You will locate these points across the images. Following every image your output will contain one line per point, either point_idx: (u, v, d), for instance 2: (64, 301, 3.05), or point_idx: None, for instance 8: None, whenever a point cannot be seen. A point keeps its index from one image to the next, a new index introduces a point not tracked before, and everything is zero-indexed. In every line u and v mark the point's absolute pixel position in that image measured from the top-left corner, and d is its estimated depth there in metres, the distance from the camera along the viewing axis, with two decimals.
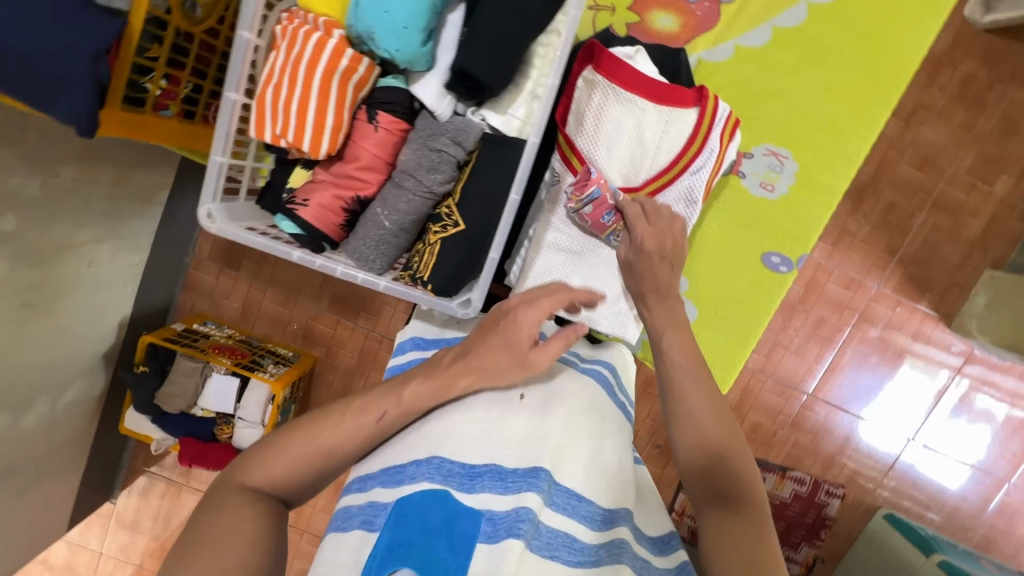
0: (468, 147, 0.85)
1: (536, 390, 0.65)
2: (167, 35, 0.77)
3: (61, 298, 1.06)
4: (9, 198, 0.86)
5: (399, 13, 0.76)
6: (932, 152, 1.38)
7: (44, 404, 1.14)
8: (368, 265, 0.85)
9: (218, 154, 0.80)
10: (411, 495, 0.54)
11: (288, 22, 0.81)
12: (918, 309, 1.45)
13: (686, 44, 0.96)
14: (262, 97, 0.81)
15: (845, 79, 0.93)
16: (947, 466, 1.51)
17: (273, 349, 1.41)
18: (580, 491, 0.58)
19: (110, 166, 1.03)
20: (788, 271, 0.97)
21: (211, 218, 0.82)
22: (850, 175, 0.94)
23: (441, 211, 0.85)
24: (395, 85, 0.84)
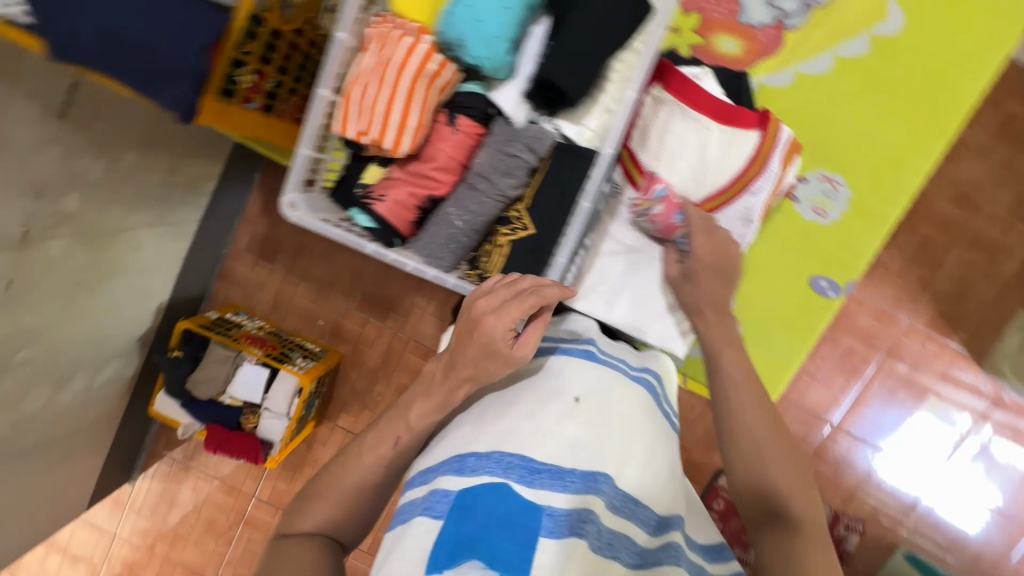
0: (541, 154, 0.85)
1: (592, 398, 0.65)
2: (262, 32, 0.79)
3: (109, 278, 1.09)
4: (75, 179, 0.89)
5: (490, 24, 0.82)
6: (970, 189, 1.38)
7: (82, 381, 1.16)
8: (437, 262, 0.86)
9: (304, 146, 0.83)
10: (473, 488, 0.56)
11: (381, 26, 0.84)
12: (949, 346, 1.43)
13: (748, 68, 0.98)
14: (347, 95, 0.83)
15: (903, 111, 0.93)
16: (971, 509, 1.48)
17: (301, 343, 1.43)
18: (636, 496, 0.61)
19: (168, 154, 1.07)
20: (834, 296, 0.96)
21: (293, 206, 0.84)
22: (903, 205, 0.94)
23: (511, 215, 0.86)
24: (475, 91, 0.88)
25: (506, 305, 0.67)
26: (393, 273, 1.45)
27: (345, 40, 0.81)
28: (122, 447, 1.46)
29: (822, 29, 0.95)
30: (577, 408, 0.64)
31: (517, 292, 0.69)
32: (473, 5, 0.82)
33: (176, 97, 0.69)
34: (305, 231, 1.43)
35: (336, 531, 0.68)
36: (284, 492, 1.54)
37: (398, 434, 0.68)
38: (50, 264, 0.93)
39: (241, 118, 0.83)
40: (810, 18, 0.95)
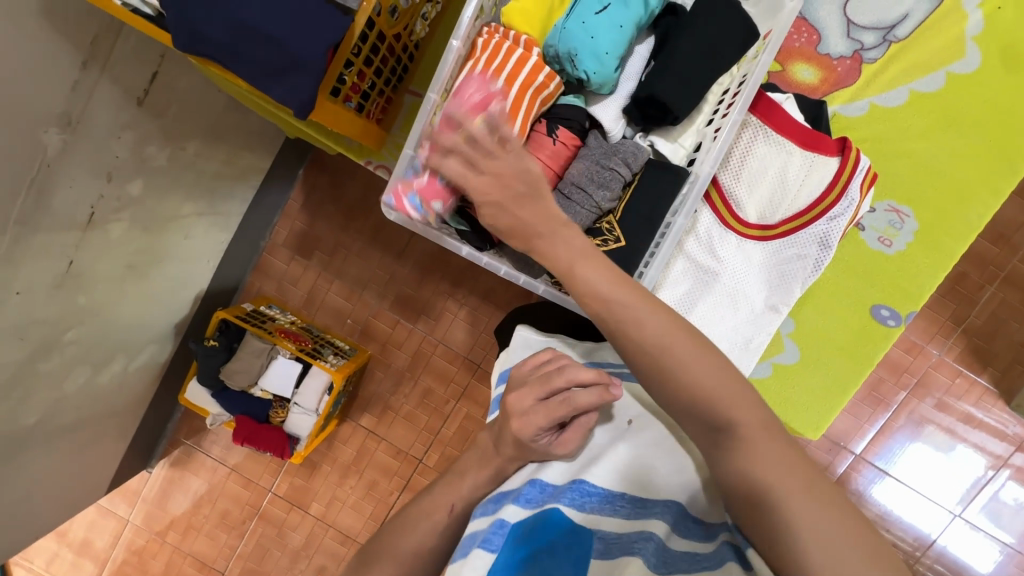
0: (635, 168, 0.84)
1: (643, 421, 0.70)
2: (372, 35, 0.79)
3: (158, 263, 1.10)
4: (141, 165, 0.91)
5: (603, 40, 0.80)
6: (1008, 228, 1.38)
7: (120, 364, 1.17)
8: (527, 269, 0.85)
9: (410, 147, 0.81)
10: (532, 517, 0.63)
11: (489, 35, 0.83)
12: (978, 382, 1.43)
13: (824, 97, 0.96)
14: (454, 101, 0.82)
15: (975, 148, 0.92)
16: (987, 547, 1.48)
17: (331, 340, 1.44)
18: (692, 514, 0.65)
19: (226, 146, 1.09)
20: (895, 326, 0.93)
21: (394, 206, 0.83)
22: (970, 239, 0.92)
23: (602, 226, 0.84)
24: (575, 104, 0.86)
25: (535, 410, 0.68)
26: (428, 276, 1.45)
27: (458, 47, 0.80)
28: (145, 433, 1.45)
29: (899, 61, 0.95)
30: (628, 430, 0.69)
31: (550, 391, 0.69)
32: (587, 21, 0.80)
33: (290, 91, 0.71)
34: (344, 229, 1.44)
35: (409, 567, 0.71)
36: (301, 489, 1.53)
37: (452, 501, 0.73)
38: (108, 246, 0.95)
39: (342, 117, 0.81)
40: (888, 52, 0.95)
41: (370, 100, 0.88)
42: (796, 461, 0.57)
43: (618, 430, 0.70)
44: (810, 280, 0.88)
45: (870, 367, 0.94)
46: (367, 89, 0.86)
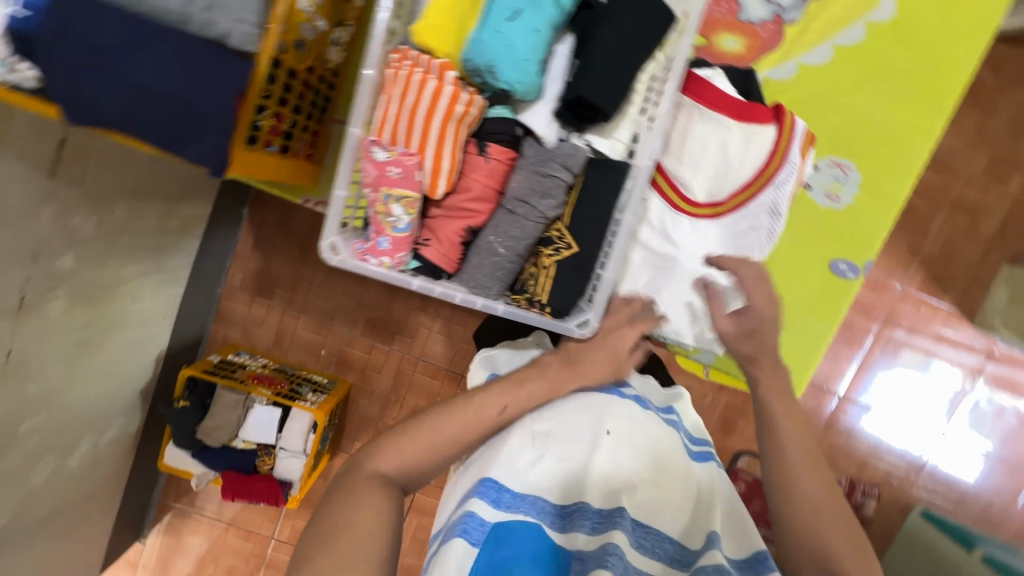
0: (576, 171, 0.81)
1: (622, 432, 0.65)
2: (280, 74, 0.75)
3: (109, 334, 1.05)
4: (69, 238, 0.86)
5: (520, 46, 0.76)
6: (947, 155, 1.42)
7: (89, 443, 1.11)
8: (484, 291, 0.81)
9: (342, 188, 0.76)
10: (507, 528, 0.56)
11: (399, 66, 0.77)
12: (942, 307, 1.48)
13: (753, 63, 0.96)
14: (378, 133, 0.79)
15: (903, 96, 0.95)
16: (970, 459, 1.56)
17: (308, 376, 1.39)
18: (672, 535, 0.60)
19: (159, 200, 1.04)
20: (855, 278, 0.95)
21: (335, 250, 0.78)
22: (909, 181, 0.94)
23: (552, 235, 0.81)
24: (503, 115, 0.81)
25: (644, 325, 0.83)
26: (395, 295, 1.42)
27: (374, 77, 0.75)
28: (131, 506, 1.40)
29: (819, 20, 0.95)
30: (609, 448, 0.63)
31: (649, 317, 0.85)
32: (500, 29, 0.76)
33: (205, 149, 0.67)
34: (301, 263, 1.40)
35: (397, 474, 0.64)
36: None
37: (505, 404, 0.69)
38: (48, 329, 0.89)
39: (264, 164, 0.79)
40: (807, 11, 0.95)
41: (292, 137, 0.85)
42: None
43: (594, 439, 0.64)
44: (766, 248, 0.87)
45: (836, 321, 0.95)
46: (287, 127, 0.82)
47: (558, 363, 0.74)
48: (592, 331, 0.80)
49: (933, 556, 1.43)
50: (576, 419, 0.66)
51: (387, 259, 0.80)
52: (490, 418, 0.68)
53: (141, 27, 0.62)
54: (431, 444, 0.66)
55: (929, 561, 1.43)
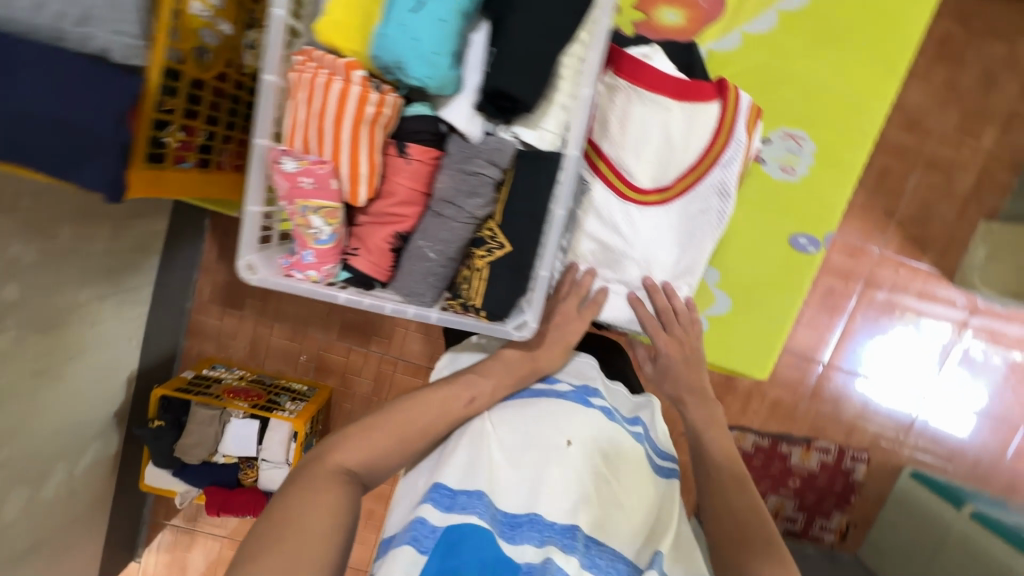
0: (504, 165, 0.69)
1: (587, 441, 0.62)
2: (181, 85, 0.72)
3: (70, 361, 1.02)
4: (9, 268, 0.83)
5: (427, 39, 0.64)
6: (918, 114, 1.39)
7: (62, 471, 1.10)
8: (418, 299, 0.72)
9: (252, 203, 0.70)
10: (456, 534, 0.54)
11: (303, 68, 0.68)
12: (921, 267, 1.47)
13: (695, 36, 0.88)
14: (291, 142, 0.69)
15: (857, 57, 0.86)
16: (960, 416, 1.57)
17: (287, 385, 1.37)
18: (623, 553, 0.58)
19: (108, 220, 1.01)
20: (816, 252, 0.90)
21: (253, 269, 0.71)
22: (868, 147, 0.88)
23: (483, 234, 0.71)
24: (423, 113, 0.71)
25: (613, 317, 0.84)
26: None
27: (275, 82, 0.68)
28: (119, 529, 1.38)
29: None
30: (571, 457, 0.60)
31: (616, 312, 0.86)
32: (405, 22, 0.64)
33: (95, 175, 0.62)
34: None
35: (361, 467, 0.62)
36: None
37: (473, 395, 0.69)
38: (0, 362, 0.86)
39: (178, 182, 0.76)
40: None
41: (212, 150, 0.84)
42: None
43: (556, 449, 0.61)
44: (718, 232, 0.84)
45: (801, 297, 0.92)
46: (203, 142, 0.81)
47: (519, 355, 0.74)
48: (532, 333, 0.72)
49: (924, 516, 1.48)
50: (545, 424, 0.64)
51: (314, 272, 0.73)
52: (459, 407, 0.68)
53: (14, 48, 0.57)
54: (401, 435, 0.65)
55: (919, 522, 1.49)
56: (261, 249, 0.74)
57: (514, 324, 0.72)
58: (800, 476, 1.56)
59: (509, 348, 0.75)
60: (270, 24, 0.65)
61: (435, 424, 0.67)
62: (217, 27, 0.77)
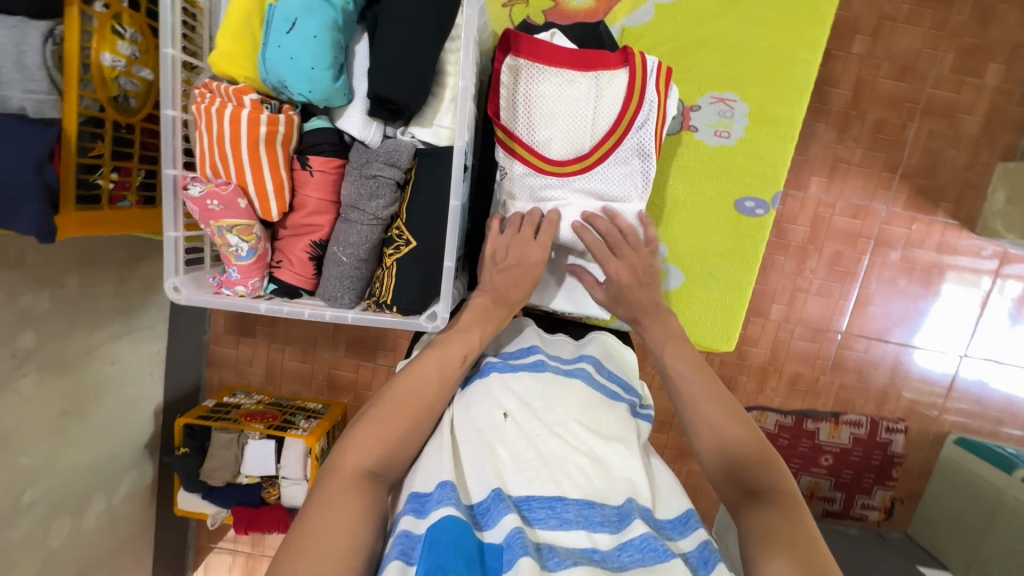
0: (404, 165, 0.78)
1: (521, 411, 0.63)
2: (106, 130, 0.79)
3: (94, 399, 1.11)
4: (24, 317, 0.91)
5: (302, 56, 0.71)
6: (909, 59, 1.31)
7: (101, 501, 1.19)
8: (337, 302, 0.81)
9: (171, 230, 0.79)
10: (436, 531, 0.50)
11: (202, 99, 0.75)
12: (936, 220, 1.38)
13: (605, 17, 0.90)
14: (200, 170, 0.78)
15: (776, 11, 0.87)
16: (1010, 374, 1.46)
17: (302, 405, 1.42)
18: (589, 498, 0.57)
19: (111, 266, 1.10)
20: (765, 213, 0.92)
21: (179, 289, 0.80)
22: (805, 100, 0.89)
23: (392, 234, 0.80)
24: (320, 126, 0.79)
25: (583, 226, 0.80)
26: None
27: (177, 115, 0.77)
28: (167, 556, 1.47)
29: None
30: (509, 430, 0.61)
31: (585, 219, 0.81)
32: (281, 43, 0.72)
33: (25, 221, 0.69)
34: None
35: (380, 466, 0.58)
36: None
37: (466, 353, 0.68)
38: (27, 405, 0.95)
39: (117, 219, 0.83)
40: None
41: (154, 187, 0.92)
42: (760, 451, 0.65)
43: (493, 427, 0.61)
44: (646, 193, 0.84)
45: (756, 263, 0.95)
46: (140, 180, 0.88)
47: (488, 300, 0.74)
48: (443, 323, 0.79)
49: (976, 486, 1.38)
50: (478, 403, 0.64)
51: (241, 287, 0.82)
52: (455, 369, 0.66)
53: None
54: (412, 418, 0.61)
55: (971, 493, 1.39)
56: (189, 272, 0.83)
57: (425, 315, 0.79)
58: (831, 453, 1.47)
59: (478, 297, 0.75)
60: (162, 63, 0.75)
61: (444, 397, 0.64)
62: (136, 74, 0.82)
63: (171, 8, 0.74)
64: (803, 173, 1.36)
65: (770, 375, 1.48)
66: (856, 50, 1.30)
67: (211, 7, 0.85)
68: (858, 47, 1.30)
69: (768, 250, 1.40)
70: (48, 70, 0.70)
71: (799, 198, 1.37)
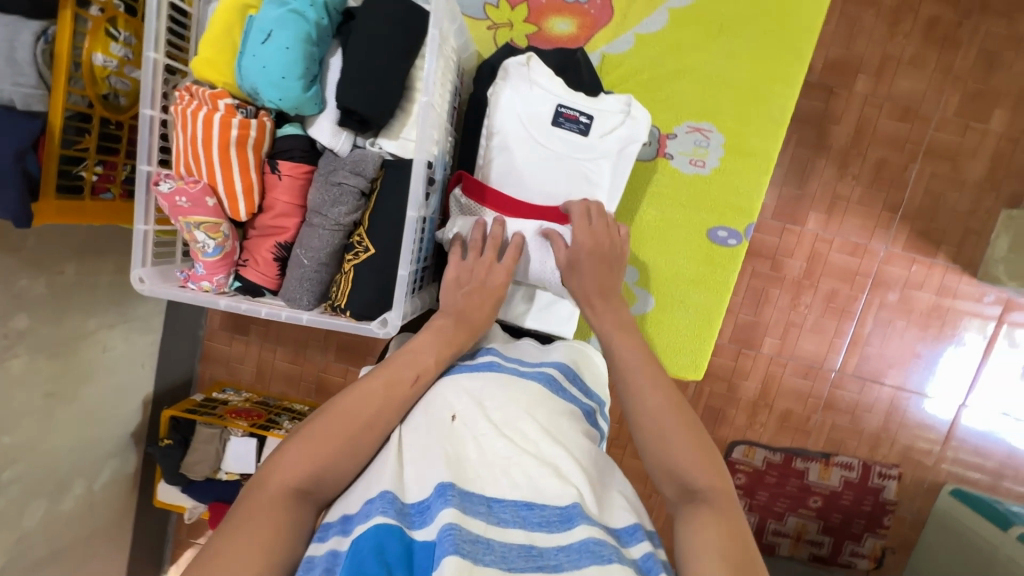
0: (370, 175, 0.81)
1: (469, 413, 0.61)
2: (93, 125, 0.83)
3: (83, 384, 1.14)
4: (18, 300, 0.96)
5: (274, 66, 0.76)
6: (912, 101, 1.31)
7: (81, 486, 1.21)
8: (296, 303, 0.83)
9: (141, 222, 0.82)
10: (361, 539, 0.47)
11: (182, 102, 0.78)
12: (937, 263, 1.36)
13: (586, 43, 0.93)
14: (175, 168, 0.81)
15: (753, 45, 0.90)
16: (1013, 427, 1.42)
17: (289, 406, 1.43)
18: (528, 497, 0.54)
19: (110, 255, 1.15)
20: (738, 244, 0.93)
21: (144, 280, 0.83)
22: (780, 135, 0.91)
23: (353, 240, 0.82)
24: (293, 132, 0.83)
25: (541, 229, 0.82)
26: None
27: (154, 115, 0.81)
28: (145, 549, 1.47)
29: None
30: (455, 429, 0.59)
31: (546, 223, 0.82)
32: (256, 53, 0.77)
33: (4, 204, 0.72)
34: None
35: (309, 483, 0.55)
36: None
37: (417, 373, 0.64)
38: (15, 384, 0.99)
39: (99, 209, 0.86)
40: None
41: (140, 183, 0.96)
42: (707, 460, 0.60)
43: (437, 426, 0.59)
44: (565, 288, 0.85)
45: (729, 292, 0.95)
46: (126, 175, 0.93)
47: (449, 322, 0.71)
48: (394, 329, 0.78)
49: (971, 542, 1.31)
50: (427, 403, 0.63)
51: (207, 283, 0.85)
52: (404, 389, 0.63)
53: None
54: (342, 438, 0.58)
55: (964, 549, 1.32)
56: (157, 264, 0.86)
57: (376, 322, 0.79)
58: (820, 495, 1.43)
59: (440, 319, 0.72)
60: (145, 65, 0.79)
61: (392, 411, 0.61)
62: (128, 75, 0.87)
63: (157, 15, 0.78)
64: (801, 208, 1.36)
65: (760, 407, 1.45)
66: (858, 88, 1.30)
67: (200, 14, 0.89)
68: (860, 86, 1.31)
69: (762, 282, 1.39)
70: (37, 66, 0.75)
71: (796, 233, 1.36)
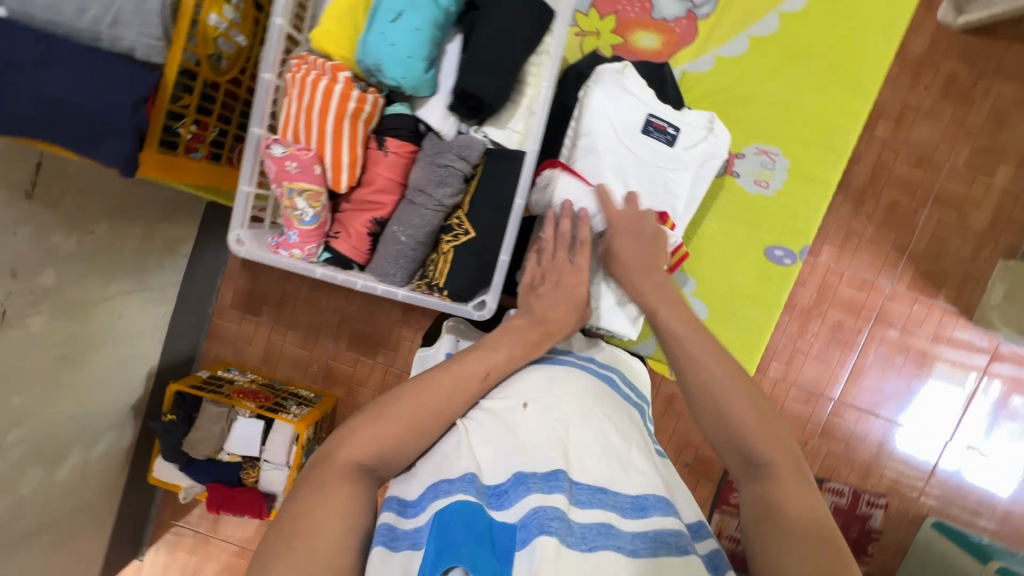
0: (473, 161, 0.86)
1: (541, 400, 0.63)
2: (196, 84, 0.84)
3: (93, 349, 1.11)
4: (48, 255, 0.93)
5: (402, 45, 0.79)
6: (926, 150, 1.39)
7: (77, 455, 1.16)
8: (389, 279, 0.86)
9: (246, 183, 0.83)
10: (447, 511, 0.50)
11: (298, 69, 0.81)
12: (936, 305, 1.43)
13: (669, 58, 0.99)
14: (283, 133, 0.84)
15: (822, 79, 0.96)
16: (995, 468, 1.48)
17: (295, 391, 1.40)
18: (602, 483, 0.56)
19: (140, 220, 1.12)
20: (792, 263, 0.97)
21: (240, 242, 0.85)
22: (841, 163, 0.96)
23: (452, 222, 0.86)
24: (401, 112, 0.86)
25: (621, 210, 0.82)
26: (377, 308, 1.43)
27: (271, 79, 0.83)
28: (126, 528, 1.41)
29: (729, 14, 0.98)
30: (528, 415, 0.61)
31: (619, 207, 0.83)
32: (384, 30, 0.79)
33: (112, 153, 0.73)
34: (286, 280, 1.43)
35: (371, 460, 0.57)
36: None
37: (486, 371, 0.64)
38: (30, 343, 0.95)
39: (188, 167, 0.87)
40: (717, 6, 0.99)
41: (223, 146, 0.97)
42: (772, 429, 0.61)
43: (512, 411, 0.62)
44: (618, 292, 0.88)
45: (780, 308, 0.98)
46: (213, 137, 0.93)
47: (525, 323, 0.70)
48: (491, 312, 0.82)
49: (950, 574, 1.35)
50: (499, 393, 0.65)
51: (298, 251, 0.86)
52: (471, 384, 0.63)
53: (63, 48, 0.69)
54: (414, 419, 0.59)
55: None
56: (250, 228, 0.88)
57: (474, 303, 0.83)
58: None
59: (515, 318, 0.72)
60: (270, 30, 0.80)
61: (462, 398, 0.62)
62: (233, 38, 0.88)
63: None
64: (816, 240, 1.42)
65: None
66: (879, 132, 1.37)
67: None
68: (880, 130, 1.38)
69: None
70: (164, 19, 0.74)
71: (809, 263, 1.42)
